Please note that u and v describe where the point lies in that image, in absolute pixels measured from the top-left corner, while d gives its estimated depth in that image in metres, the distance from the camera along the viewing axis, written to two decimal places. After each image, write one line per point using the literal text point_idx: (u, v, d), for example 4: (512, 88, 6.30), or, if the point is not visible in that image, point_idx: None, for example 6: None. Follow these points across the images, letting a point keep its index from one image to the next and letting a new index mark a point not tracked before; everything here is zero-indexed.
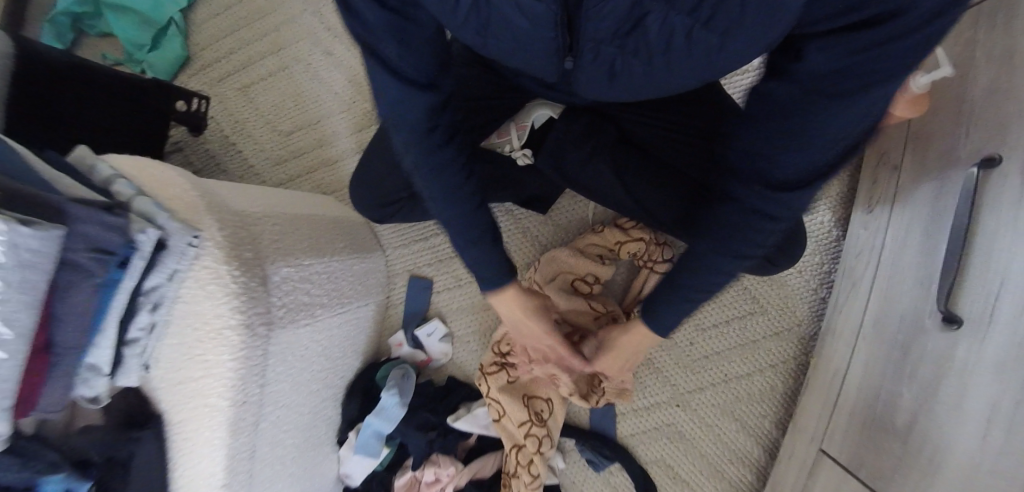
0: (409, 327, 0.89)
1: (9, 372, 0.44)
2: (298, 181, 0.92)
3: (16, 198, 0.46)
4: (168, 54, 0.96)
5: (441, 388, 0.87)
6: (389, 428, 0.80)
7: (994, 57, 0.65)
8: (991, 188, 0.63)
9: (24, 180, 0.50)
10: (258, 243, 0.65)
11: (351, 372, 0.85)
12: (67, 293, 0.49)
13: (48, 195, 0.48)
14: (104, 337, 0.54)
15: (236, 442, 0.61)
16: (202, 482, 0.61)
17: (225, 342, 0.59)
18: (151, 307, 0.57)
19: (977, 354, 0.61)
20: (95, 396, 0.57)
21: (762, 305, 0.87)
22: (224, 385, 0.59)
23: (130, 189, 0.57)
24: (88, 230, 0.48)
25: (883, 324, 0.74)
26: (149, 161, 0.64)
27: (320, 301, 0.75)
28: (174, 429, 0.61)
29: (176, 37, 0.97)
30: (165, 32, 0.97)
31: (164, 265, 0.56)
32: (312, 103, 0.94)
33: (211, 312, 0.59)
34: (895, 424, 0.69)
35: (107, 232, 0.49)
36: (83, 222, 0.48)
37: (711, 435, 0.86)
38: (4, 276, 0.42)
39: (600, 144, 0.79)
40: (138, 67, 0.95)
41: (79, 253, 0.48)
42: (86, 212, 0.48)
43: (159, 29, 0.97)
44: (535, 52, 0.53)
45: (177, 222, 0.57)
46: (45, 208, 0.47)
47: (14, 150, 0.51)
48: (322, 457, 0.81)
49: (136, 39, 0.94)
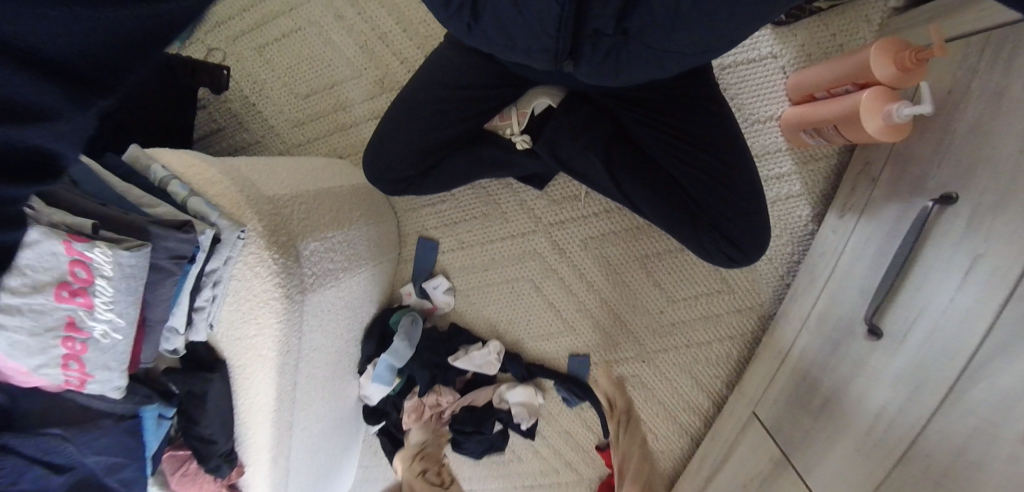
0: (417, 281, 1.05)
1: (124, 346, 0.64)
2: (317, 141, 1.02)
3: (112, 221, 0.62)
4: None
5: (444, 333, 1.04)
6: (400, 363, 0.97)
7: (987, 92, 0.66)
8: (942, 225, 0.68)
9: (108, 198, 0.67)
10: (290, 225, 0.77)
11: (368, 315, 1.02)
12: (154, 287, 0.66)
13: (136, 219, 0.63)
14: (180, 308, 0.70)
15: (284, 380, 0.78)
16: (259, 407, 0.79)
17: (271, 309, 0.74)
18: (212, 284, 0.72)
19: (885, 363, 0.73)
20: (174, 348, 0.74)
21: (731, 285, 0.97)
22: (271, 341, 0.75)
23: (183, 191, 0.71)
24: (168, 243, 0.64)
25: (824, 319, 0.85)
26: (194, 157, 0.76)
27: (342, 266, 0.88)
28: (235, 370, 0.78)
29: None
30: None
31: (221, 253, 0.71)
32: (326, 67, 1.00)
33: (259, 287, 0.73)
34: (811, 405, 0.83)
35: (181, 244, 0.64)
36: (162, 238, 0.63)
37: (670, 386, 1.03)
38: (113, 285, 0.60)
39: (593, 136, 0.88)
40: None
41: (163, 260, 0.65)
42: (163, 231, 0.63)
43: None
44: (543, 37, 0.64)
45: (226, 220, 0.70)
46: (135, 229, 0.63)
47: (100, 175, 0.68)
48: (345, 383, 1.00)
49: None
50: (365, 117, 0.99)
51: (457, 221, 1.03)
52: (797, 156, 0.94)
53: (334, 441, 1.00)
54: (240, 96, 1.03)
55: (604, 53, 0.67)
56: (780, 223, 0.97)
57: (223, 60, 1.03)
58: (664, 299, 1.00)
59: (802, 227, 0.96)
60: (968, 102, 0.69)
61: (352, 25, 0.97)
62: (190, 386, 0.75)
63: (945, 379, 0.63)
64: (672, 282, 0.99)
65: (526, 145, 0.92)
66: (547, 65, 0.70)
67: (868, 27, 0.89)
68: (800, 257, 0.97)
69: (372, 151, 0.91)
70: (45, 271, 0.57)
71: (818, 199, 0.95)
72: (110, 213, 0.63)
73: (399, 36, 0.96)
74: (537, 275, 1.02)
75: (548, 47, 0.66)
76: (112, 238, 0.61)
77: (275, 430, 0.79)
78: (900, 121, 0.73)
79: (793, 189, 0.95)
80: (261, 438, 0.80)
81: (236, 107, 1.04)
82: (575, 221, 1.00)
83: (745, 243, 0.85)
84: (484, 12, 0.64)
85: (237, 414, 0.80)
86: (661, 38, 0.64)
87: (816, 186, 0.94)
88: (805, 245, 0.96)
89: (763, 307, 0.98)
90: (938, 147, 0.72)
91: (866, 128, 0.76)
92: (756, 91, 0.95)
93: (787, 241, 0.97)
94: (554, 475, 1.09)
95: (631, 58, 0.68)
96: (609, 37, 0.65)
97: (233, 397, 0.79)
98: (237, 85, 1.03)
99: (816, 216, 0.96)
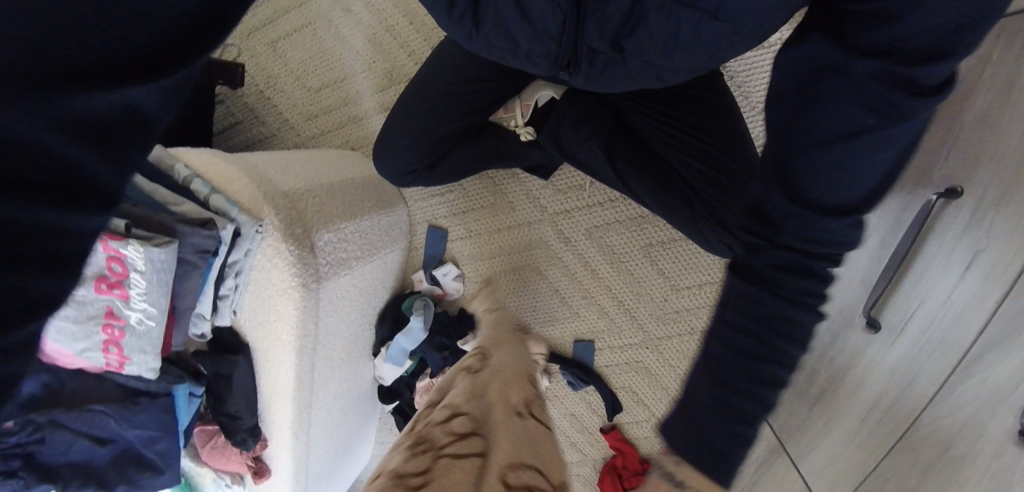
0: (429, 267, 1.09)
1: (157, 333, 0.69)
2: (329, 134, 1.05)
3: (142, 220, 0.68)
4: None
5: (454, 317, 1.08)
6: (413, 345, 1.02)
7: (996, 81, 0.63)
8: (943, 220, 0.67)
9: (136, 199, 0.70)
10: (305, 218, 0.81)
11: (382, 301, 1.07)
12: (183, 279, 0.72)
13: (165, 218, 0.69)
14: (205, 296, 0.76)
15: (301, 362, 0.82)
16: (280, 386, 0.84)
17: (289, 297, 0.78)
18: (235, 274, 0.77)
19: (882, 353, 0.73)
20: (201, 333, 0.80)
21: None
22: (290, 325, 0.79)
23: (206, 189, 0.76)
24: (194, 240, 0.69)
25: None
26: (214, 157, 0.80)
27: (355, 254, 0.91)
28: (257, 353, 0.83)
29: None
30: None
31: (242, 245, 0.76)
32: (337, 61, 1.03)
33: (278, 277, 0.78)
34: None
35: (205, 239, 0.70)
36: (189, 236, 0.69)
37: (674, 372, 1.04)
38: (147, 278, 0.65)
39: (596, 127, 0.89)
40: None
41: (189, 254, 0.70)
42: (190, 229, 0.69)
43: None
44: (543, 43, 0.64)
45: (246, 215, 0.75)
46: (162, 227, 0.68)
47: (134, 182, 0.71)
48: (360, 365, 1.06)
49: None
50: (375, 109, 1.02)
51: (464, 211, 1.07)
52: None
53: (350, 418, 1.05)
54: (255, 91, 1.08)
55: (601, 69, 0.67)
56: None
57: (238, 55, 1.07)
58: (667, 288, 1.01)
59: None
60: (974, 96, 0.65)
61: (360, 18, 1.00)
62: (217, 366, 0.81)
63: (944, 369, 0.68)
64: (675, 270, 1.00)
65: (530, 136, 0.96)
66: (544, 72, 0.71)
67: None
68: None
69: (381, 146, 0.95)
70: (88, 265, 0.63)
71: None
72: (139, 213, 0.68)
73: (407, 29, 0.98)
74: (543, 262, 1.05)
75: (548, 53, 0.65)
76: (143, 236, 0.65)
77: (296, 408, 0.84)
78: None
79: None
80: (283, 414, 0.85)
81: (252, 102, 1.09)
82: (579, 211, 1.02)
83: None
84: (484, 16, 0.63)
85: (260, 392, 0.85)
86: (659, 57, 0.63)
87: None
88: None
89: None
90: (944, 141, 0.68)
91: None
92: (761, 78, 0.94)
93: None
94: (561, 453, 1.14)
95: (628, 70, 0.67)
96: (605, 55, 0.64)
97: (256, 377, 0.85)
98: (253, 80, 1.07)
99: None
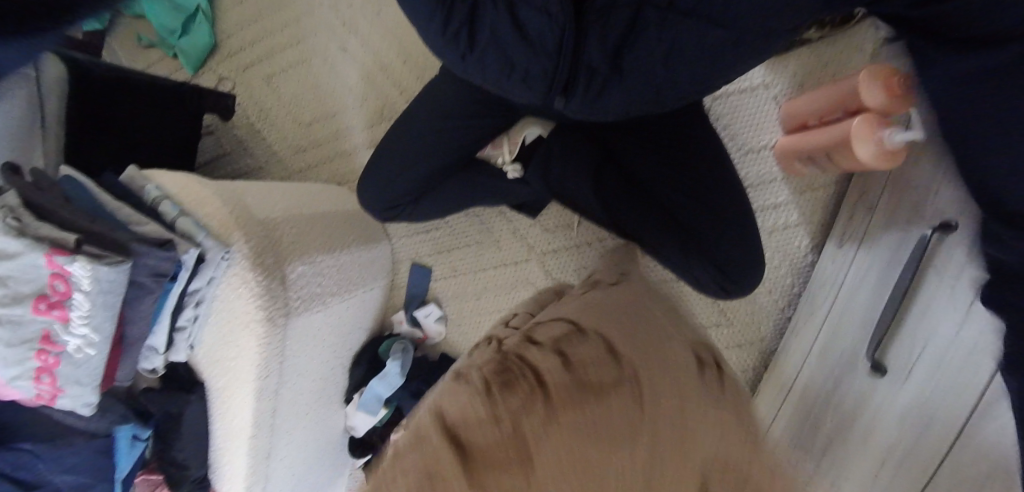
0: (411, 307, 1.04)
1: (97, 363, 0.61)
2: (316, 168, 1.04)
3: (95, 236, 0.61)
4: (198, 41, 1.05)
5: (435, 361, 1.02)
6: (389, 392, 0.95)
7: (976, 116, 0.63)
8: (945, 250, 0.65)
9: (98, 212, 0.67)
10: (279, 247, 0.76)
11: (357, 343, 1.00)
12: (135, 303, 0.65)
13: (121, 235, 0.62)
14: (160, 326, 0.68)
15: (260, 405, 0.75)
16: (235, 432, 0.76)
17: (253, 331, 0.72)
18: (194, 304, 0.70)
19: (891, 397, 0.68)
20: (153, 368, 0.72)
21: (730, 317, 0.96)
22: (251, 362, 0.73)
23: (174, 210, 0.70)
24: (149, 261, 0.62)
25: (828, 351, 0.81)
26: (189, 178, 0.76)
27: (331, 289, 0.86)
28: (214, 393, 0.75)
29: (204, 24, 1.05)
30: (194, 18, 1.06)
31: (205, 273, 0.69)
32: (329, 98, 1.03)
33: (242, 308, 0.72)
34: (816, 444, 0.78)
35: (161, 261, 0.63)
36: (144, 256, 0.62)
37: None
38: (91, 299, 0.58)
39: (584, 162, 0.86)
40: (171, 50, 1.07)
41: (143, 276, 0.63)
42: (146, 248, 0.62)
43: (188, 16, 1.05)
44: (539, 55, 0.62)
45: (213, 240, 0.69)
46: (117, 245, 0.61)
47: (97, 197, 0.68)
48: (331, 412, 0.98)
49: (168, 25, 1.04)
50: (364, 144, 1.01)
51: (449, 248, 1.03)
52: (793, 185, 0.92)
53: (316, 472, 0.96)
54: (246, 124, 1.07)
55: (598, 91, 0.66)
56: (780, 254, 0.94)
57: (232, 88, 1.08)
58: None
59: (801, 258, 0.93)
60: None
61: (354, 56, 1.01)
62: (168, 405, 0.72)
63: (957, 415, 0.58)
64: None
65: (517, 174, 0.92)
66: (539, 101, 0.70)
67: (860, 55, 0.86)
68: (800, 289, 0.94)
69: (366, 178, 0.93)
70: (28, 282, 0.58)
71: (816, 229, 0.92)
72: (92, 227, 0.62)
73: (399, 67, 0.99)
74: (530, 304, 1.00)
75: (545, 73, 0.64)
76: (93, 253, 0.59)
77: (253, 458, 0.76)
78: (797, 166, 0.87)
79: (791, 218, 0.93)
80: (238, 465, 0.77)
81: (241, 135, 1.08)
82: (565, 250, 0.99)
83: (736, 271, 0.82)
84: (481, 35, 0.61)
85: (214, 439, 0.77)
86: (654, 73, 0.64)
87: (815, 216, 0.92)
88: (805, 275, 0.93)
89: (764, 341, 0.95)
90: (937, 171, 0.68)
91: (859, 156, 0.72)
92: (749, 120, 0.94)
93: (787, 272, 0.94)
94: None
95: (623, 95, 0.67)
96: (602, 75, 0.64)
97: (211, 420, 0.77)
98: (244, 113, 1.07)
99: (816, 246, 0.93)
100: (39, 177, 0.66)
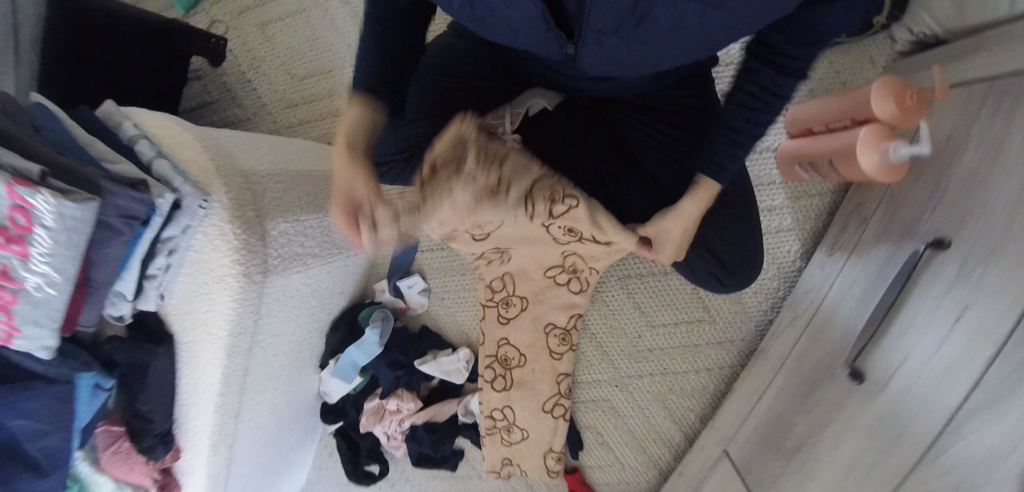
0: (393, 277, 1.01)
1: (59, 305, 0.55)
2: (304, 125, 0.99)
3: (67, 171, 0.55)
4: None
5: (414, 333, 1.01)
6: (364, 358, 0.94)
7: (984, 144, 0.66)
8: (933, 267, 0.68)
9: (57, 134, 0.61)
10: (259, 203, 0.72)
11: (338, 308, 0.99)
12: (100, 245, 0.58)
13: (91, 170, 0.55)
14: (128, 273, 0.63)
15: (232, 363, 0.72)
16: (203, 389, 0.73)
17: (227, 286, 0.68)
18: (167, 252, 0.66)
19: (863, 407, 0.70)
20: (120, 315, 0.67)
21: (712, 314, 0.95)
22: (223, 318, 0.69)
23: (151, 151, 0.65)
24: (120, 201, 0.56)
25: (805, 357, 0.83)
26: (172, 122, 0.70)
27: (313, 251, 0.83)
28: (184, 347, 0.72)
29: None
30: None
31: (179, 220, 0.64)
32: (325, 51, 0.98)
33: (217, 262, 0.67)
34: (784, 445, 0.79)
35: (134, 203, 0.56)
36: (115, 195, 0.56)
37: (642, 414, 0.99)
38: (53, 236, 0.52)
39: (590, 139, 0.88)
40: None
41: (111, 218, 0.56)
42: (117, 187, 0.56)
43: None
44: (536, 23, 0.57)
45: (191, 186, 0.64)
46: (83, 179, 0.55)
47: (59, 117, 0.62)
48: (304, 377, 0.96)
49: None
50: None
51: None
52: (791, 190, 0.93)
53: (286, 436, 0.95)
54: (237, 71, 1.02)
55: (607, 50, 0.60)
56: (769, 256, 0.94)
57: (225, 33, 1.02)
58: (641, 322, 0.98)
59: (789, 263, 0.94)
60: (968, 145, 0.69)
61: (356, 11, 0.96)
62: (133, 359, 0.68)
63: (925, 439, 0.59)
64: (653, 305, 0.97)
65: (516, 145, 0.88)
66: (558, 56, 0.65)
67: (871, 68, 0.92)
68: (785, 293, 0.94)
69: None
70: None
71: (809, 235, 0.93)
72: (53, 158, 0.55)
73: None
74: None
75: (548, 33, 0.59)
76: (62, 186, 0.52)
77: (218, 416, 0.74)
78: (799, 174, 0.88)
79: (783, 223, 0.93)
80: (203, 422, 0.74)
81: (231, 82, 1.02)
82: None
83: (734, 264, 0.83)
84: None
85: (181, 394, 0.74)
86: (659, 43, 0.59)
87: (808, 223, 0.92)
88: (792, 280, 0.94)
89: (744, 341, 0.96)
90: (935, 190, 0.73)
91: (862, 165, 0.73)
92: None
93: (774, 275, 0.94)
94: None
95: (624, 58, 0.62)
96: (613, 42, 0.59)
97: (177, 375, 0.73)
98: (236, 60, 1.02)
99: (805, 253, 0.93)
100: (5, 103, 0.61)
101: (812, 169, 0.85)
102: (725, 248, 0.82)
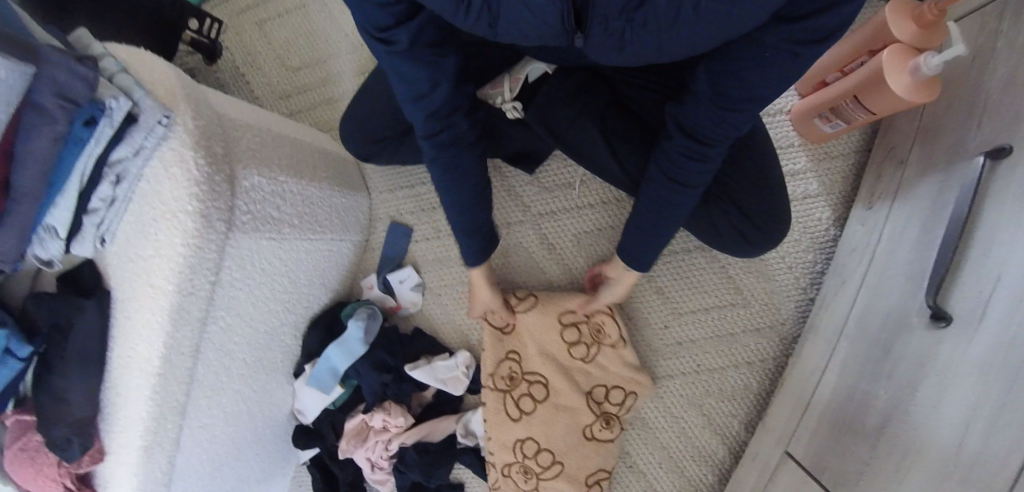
0: (384, 271, 0.91)
1: None
2: (297, 115, 0.95)
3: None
4: None
5: (405, 334, 0.89)
6: (346, 360, 0.81)
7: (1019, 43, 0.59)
8: (1000, 176, 0.56)
9: None
10: (230, 143, 0.63)
11: (317, 304, 0.86)
12: (29, 136, 0.48)
13: (25, 38, 0.48)
14: (65, 195, 0.52)
15: (178, 333, 0.59)
16: (136, 366, 0.58)
17: (179, 225, 0.56)
18: (114, 180, 0.55)
19: (959, 354, 0.55)
20: (49, 258, 0.56)
21: (745, 295, 0.84)
22: (171, 268, 0.56)
23: (115, 67, 0.57)
24: (55, 76, 0.48)
25: (867, 319, 0.70)
26: (142, 52, 0.63)
27: (290, 220, 0.73)
28: (119, 307, 0.59)
29: None
30: None
31: (132, 138, 0.54)
32: (320, 41, 0.96)
33: (169, 193, 0.56)
34: (865, 427, 0.64)
35: (74, 79, 0.48)
36: (53, 67, 0.48)
37: (675, 424, 0.84)
38: None
39: (589, 102, 0.76)
40: None
41: (46, 98, 0.47)
42: (57, 59, 0.48)
43: None
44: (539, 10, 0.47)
45: (151, 100, 0.55)
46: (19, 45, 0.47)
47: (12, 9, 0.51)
48: (275, 386, 0.82)
49: None
50: (352, 91, 0.94)
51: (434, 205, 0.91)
52: (811, 153, 0.85)
53: (244, 461, 0.78)
54: (231, 66, 0.98)
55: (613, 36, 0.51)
56: (801, 227, 0.84)
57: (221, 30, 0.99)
58: (666, 311, 0.86)
59: (822, 232, 0.84)
60: (999, 57, 0.61)
61: None
62: (55, 316, 0.56)
63: None
64: (677, 290, 0.85)
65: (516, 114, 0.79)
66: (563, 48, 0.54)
67: None
68: (823, 268, 0.83)
69: (347, 112, 0.82)
70: None
71: (838, 200, 0.84)
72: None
73: None
74: (523, 277, 0.91)
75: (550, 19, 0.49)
76: None
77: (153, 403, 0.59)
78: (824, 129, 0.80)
79: (810, 189, 0.84)
80: (135, 411, 0.59)
81: (224, 78, 0.98)
82: (564, 215, 0.90)
83: (762, 220, 0.72)
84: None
85: (110, 373, 0.60)
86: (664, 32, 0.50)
87: (836, 187, 0.84)
88: (828, 253, 0.83)
89: (785, 326, 0.83)
90: (971, 112, 0.64)
91: (893, 88, 0.66)
92: None
93: (808, 248, 0.84)
94: None
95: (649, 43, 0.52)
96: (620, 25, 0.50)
97: (107, 347, 0.59)
98: (232, 56, 0.98)
99: (838, 221, 0.84)
100: None
101: (836, 118, 0.77)
102: (758, 201, 0.72)
